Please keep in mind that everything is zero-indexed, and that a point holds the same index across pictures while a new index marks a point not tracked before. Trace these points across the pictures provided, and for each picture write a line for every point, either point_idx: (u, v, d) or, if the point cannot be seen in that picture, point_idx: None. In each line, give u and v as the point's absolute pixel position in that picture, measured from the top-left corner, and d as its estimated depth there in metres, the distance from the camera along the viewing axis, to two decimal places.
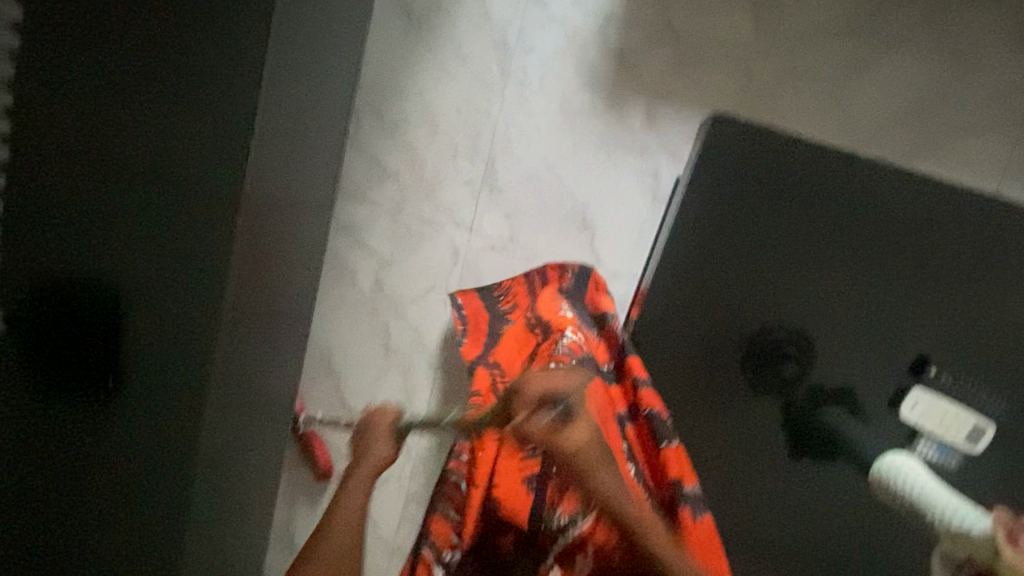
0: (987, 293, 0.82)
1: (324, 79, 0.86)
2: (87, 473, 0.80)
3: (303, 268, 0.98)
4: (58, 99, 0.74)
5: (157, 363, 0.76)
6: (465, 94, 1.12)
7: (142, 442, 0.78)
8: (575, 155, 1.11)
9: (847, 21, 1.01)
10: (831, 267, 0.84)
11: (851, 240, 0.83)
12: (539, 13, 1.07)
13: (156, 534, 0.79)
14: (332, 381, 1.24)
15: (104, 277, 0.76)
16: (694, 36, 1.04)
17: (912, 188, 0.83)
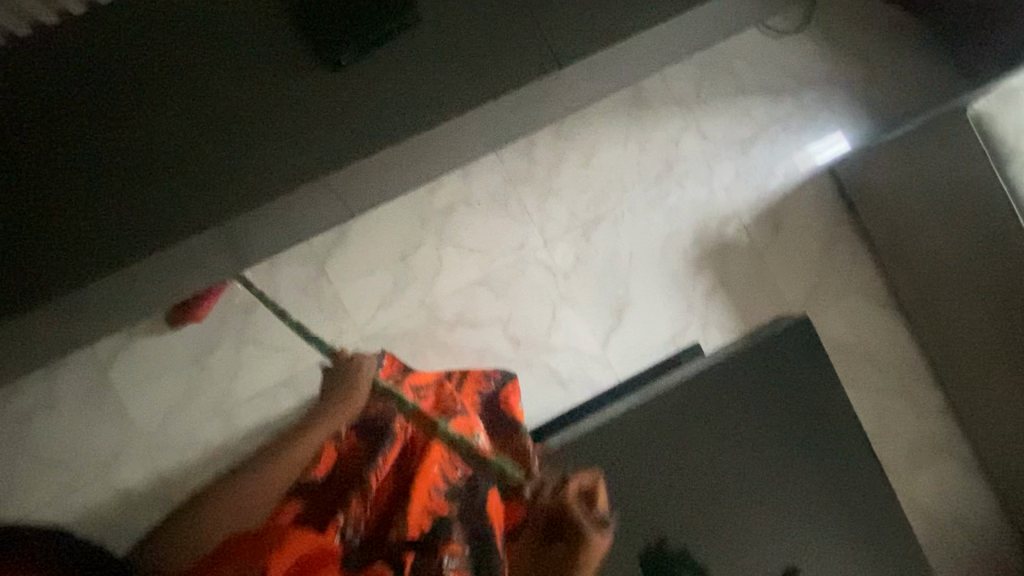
0: (851, 563, 1.04)
1: (579, 78, 1.03)
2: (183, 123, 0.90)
3: (444, 147, 1.02)
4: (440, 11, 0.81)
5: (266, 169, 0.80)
6: (623, 166, 1.34)
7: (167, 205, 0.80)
8: (651, 268, 1.33)
9: (851, 345, 1.39)
10: (770, 473, 1.03)
11: (795, 464, 1.04)
12: (705, 172, 1.37)
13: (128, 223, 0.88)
14: (336, 238, 1.21)
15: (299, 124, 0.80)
16: (770, 274, 1.37)
17: (851, 466, 1.06)
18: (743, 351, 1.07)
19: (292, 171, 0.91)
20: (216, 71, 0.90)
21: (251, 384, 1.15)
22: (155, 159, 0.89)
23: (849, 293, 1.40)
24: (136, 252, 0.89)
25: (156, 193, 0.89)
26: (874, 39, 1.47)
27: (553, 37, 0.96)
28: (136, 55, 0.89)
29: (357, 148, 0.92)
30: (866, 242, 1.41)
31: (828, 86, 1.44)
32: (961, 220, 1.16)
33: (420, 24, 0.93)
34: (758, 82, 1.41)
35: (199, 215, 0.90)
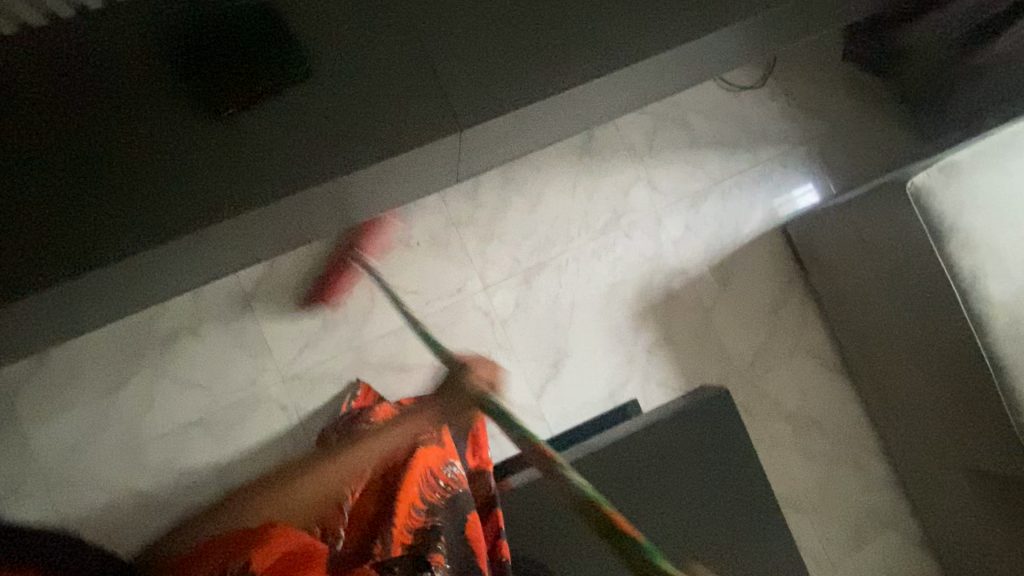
0: None
1: (508, 135, 1.01)
2: (56, 112, 0.78)
3: (369, 195, 1.00)
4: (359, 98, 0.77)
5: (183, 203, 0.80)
6: (568, 214, 1.32)
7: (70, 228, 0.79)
8: (592, 319, 1.29)
9: (796, 409, 1.35)
10: (690, 547, 0.99)
11: (713, 545, 0.99)
12: (653, 223, 1.35)
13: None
14: (264, 274, 1.18)
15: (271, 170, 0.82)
16: (715, 332, 1.33)
17: (773, 549, 1.01)
18: (672, 419, 1.02)
19: (192, 210, 0.81)
20: (104, 97, 0.79)
21: (163, 420, 1.11)
22: (29, 193, 0.78)
23: (797, 356, 1.36)
24: (7, 296, 0.78)
25: (32, 230, 0.78)
26: (835, 98, 1.46)
27: (479, 82, 0.88)
28: (13, 77, 0.78)
29: (261, 193, 0.82)
30: (816, 304, 1.38)
31: (785, 144, 1.43)
32: (903, 292, 1.13)
33: (334, 67, 0.84)
34: (714, 135, 1.40)
35: (84, 253, 0.79)
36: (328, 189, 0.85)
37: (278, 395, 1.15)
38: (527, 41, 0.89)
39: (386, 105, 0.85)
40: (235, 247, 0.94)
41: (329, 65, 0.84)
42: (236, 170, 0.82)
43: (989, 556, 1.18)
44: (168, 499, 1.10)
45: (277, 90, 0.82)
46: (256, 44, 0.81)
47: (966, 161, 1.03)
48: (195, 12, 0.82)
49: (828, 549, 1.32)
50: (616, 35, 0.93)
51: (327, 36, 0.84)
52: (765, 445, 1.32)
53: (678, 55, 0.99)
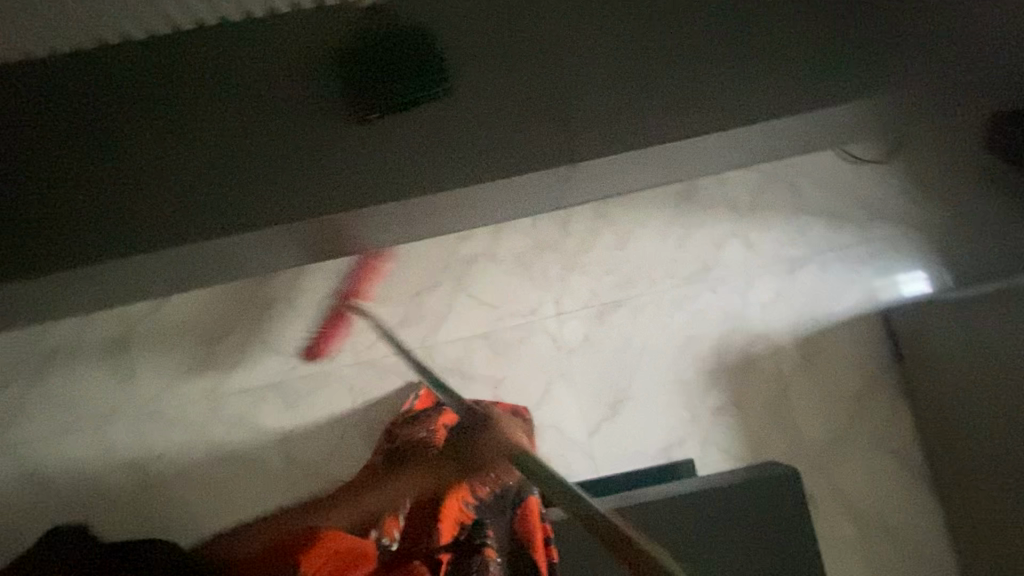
0: None
1: (613, 174, 1.03)
2: (197, 107, 0.89)
3: (471, 209, 1.05)
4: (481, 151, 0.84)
5: (281, 201, 0.89)
6: (655, 258, 1.30)
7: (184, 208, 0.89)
8: (660, 368, 1.27)
9: (867, 510, 1.24)
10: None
11: None
12: (742, 283, 1.30)
13: (120, 189, 0.89)
14: (360, 264, 1.27)
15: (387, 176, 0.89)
16: (790, 408, 1.26)
17: None
18: (733, 490, 0.96)
19: (310, 206, 0.90)
20: (257, 96, 0.89)
21: (246, 378, 1.22)
22: (183, 166, 0.89)
23: (879, 452, 1.25)
24: (144, 248, 0.88)
25: (179, 197, 0.89)
26: (967, 185, 1.35)
27: (598, 121, 0.91)
28: (198, 64, 0.89)
29: (376, 195, 0.89)
30: (909, 401, 1.27)
31: (902, 226, 1.34)
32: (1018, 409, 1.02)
33: (465, 89, 0.90)
34: (822, 205, 1.34)
35: (214, 225, 0.89)
36: (437, 198, 0.91)
37: (348, 376, 1.23)
38: (652, 88, 0.92)
39: (507, 128, 0.91)
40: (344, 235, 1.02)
41: (462, 91, 0.90)
42: (352, 173, 0.89)
43: None
44: (235, 451, 1.19)
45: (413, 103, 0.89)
46: (406, 59, 0.89)
47: None
48: (367, 21, 0.90)
49: None
50: (743, 94, 0.93)
51: (468, 59, 0.91)
52: (826, 541, 1.22)
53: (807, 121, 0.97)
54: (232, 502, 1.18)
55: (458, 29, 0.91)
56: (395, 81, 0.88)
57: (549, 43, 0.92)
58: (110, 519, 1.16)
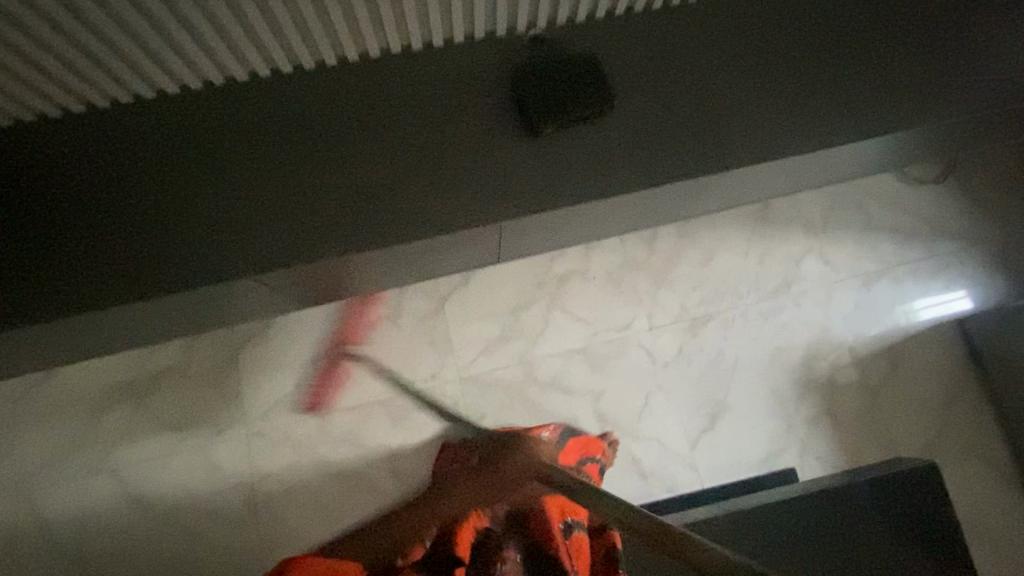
0: None
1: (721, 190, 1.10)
2: (309, 139, 0.96)
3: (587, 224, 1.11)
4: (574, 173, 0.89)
5: (383, 224, 0.93)
6: (738, 274, 1.36)
7: (288, 231, 0.94)
8: (752, 378, 1.30)
9: (965, 514, 1.25)
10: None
11: None
12: (821, 298, 1.36)
13: (231, 215, 0.95)
14: (460, 282, 1.31)
15: (524, 193, 0.92)
16: (880, 418, 1.29)
17: None
18: (867, 486, 0.97)
19: (446, 221, 0.93)
20: (367, 128, 0.96)
21: (354, 394, 1.23)
22: (333, 183, 0.95)
23: (970, 457, 1.28)
24: (289, 259, 0.94)
25: (326, 213, 0.94)
26: (1023, 206, 1.44)
27: (742, 140, 0.94)
28: (351, 92, 0.97)
29: (510, 208, 0.92)
30: (994, 410, 1.30)
31: (965, 241, 1.42)
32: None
33: (614, 110, 0.93)
34: (888, 222, 1.42)
35: (355, 239, 0.93)
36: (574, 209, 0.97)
37: (452, 393, 1.25)
38: None
39: None
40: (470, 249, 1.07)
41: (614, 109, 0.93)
42: (470, 194, 0.93)
43: None
44: (343, 468, 1.19)
45: (578, 112, 0.90)
46: (568, 76, 0.91)
47: None
48: (530, 48, 0.95)
49: None
50: (875, 115, 0.97)
51: (616, 82, 0.94)
52: None
53: (913, 144, 1.04)
54: (337, 522, 1.18)
55: (606, 57, 0.95)
56: (556, 94, 0.91)
57: (690, 68, 0.95)
58: (213, 540, 1.15)
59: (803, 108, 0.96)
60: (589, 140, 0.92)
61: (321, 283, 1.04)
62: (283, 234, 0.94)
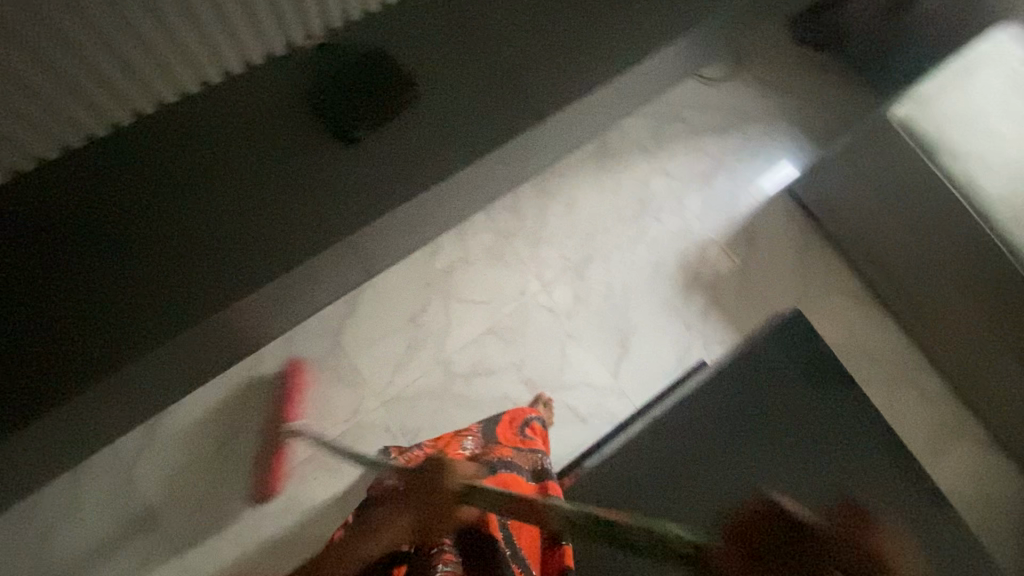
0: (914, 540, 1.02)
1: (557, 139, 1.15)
2: (92, 226, 0.82)
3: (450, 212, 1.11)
4: (404, 168, 0.90)
5: (216, 289, 0.82)
6: (601, 210, 1.46)
7: (102, 335, 0.80)
8: (644, 296, 1.41)
9: (844, 340, 1.46)
10: (819, 475, 1.03)
11: (830, 448, 1.05)
12: (675, 206, 1.50)
13: (20, 343, 0.78)
14: (347, 310, 1.27)
15: (362, 197, 0.88)
16: (755, 289, 1.46)
17: (885, 444, 1.07)
18: (759, 345, 1.09)
19: (321, 235, 0.86)
20: (161, 193, 0.84)
21: (278, 462, 1.16)
22: (183, 234, 0.83)
23: (831, 294, 1.49)
24: (171, 330, 0.81)
25: (190, 266, 0.83)
26: (800, 75, 1.67)
27: (552, 85, 0.98)
28: (140, 151, 0.85)
29: (357, 217, 0.87)
30: (835, 248, 1.52)
31: (770, 118, 1.62)
32: (924, 216, 1.28)
33: (424, 95, 0.92)
34: (705, 123, 1.59)
35: (239, 277, 0.83)
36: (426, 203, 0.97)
37: (379, 420, 1.22)
38: None
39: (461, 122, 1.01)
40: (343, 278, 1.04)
41: (424, 94, 0.92)
42: (306, 220, 0.86)
43: None
44: (295, 539, 1.12)
45: (390, 107, 0.89)
46: (365, 78, 0.88)
47: (933, 91, 1.23)
48: (317, 58, 0.90)
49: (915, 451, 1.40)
50: (656, 31, 1.05)
51: (416, 64, 0.94)
52: None
53: (696, 46, 1.15)
54: None
55: (399, 47, 0.93)
56: (360, 92, 0.87)
57: (483, 33, 0.96)
58: None
59: (592, 40, 1.02)
60: (411, 127, 0.91)
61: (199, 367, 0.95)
62: (98, 341, 0.79)
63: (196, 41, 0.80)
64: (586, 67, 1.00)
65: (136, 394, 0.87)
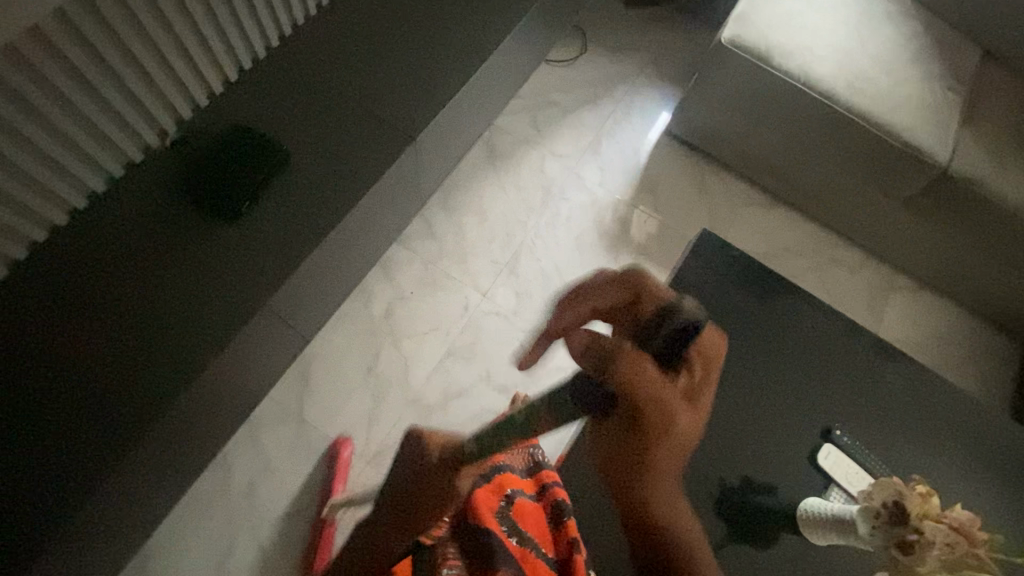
0: (878, 390, 1.10)
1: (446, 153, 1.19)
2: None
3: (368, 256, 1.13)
4: (301, 226, 0.91)
5: (153, 408, 0.78)
6: (511, 207, 1.51)
7: (41, 504, 0.72)
8: (578, 270, 1.46)
9: (765, 244, 1.57)
10: (781, 366, 1.10)
11: (780, 338, 1.13)
12: (576, 181, 1.58)
13: None
14: (301, 385, 1.25)
15: (270, 266, 0.88)
16: (673, 229, 1.55)
17: (823, 316, 1.16)
18: (687, 271, 1.16)
19: (241, 317, 0.85)
20: (63, 338, 0.79)
21: (281, 557, 1.11)
22: (100, 363, 0.79)
23: (738, 210, 1.60)
24: (118, 455, 0.75)
25: (118, 388, 0.78)
26: (642, 32, 1.81)
27: (416, 105, 1.02)
28: (24, 304, 0.79)
29: (269, 286, 0.87)
30: (727, 170, 1.65)
31: (630, 77, 1.74)
32: (783, 114, 1.41)
33: (298, 155, 0.95)
34: (576, 99, 1.68)
35: (176, 379, 0.80)
36: (338, 254, 0.98)
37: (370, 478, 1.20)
38: None
39: None
40: (285, 352, 1.03)
41: (297, 152, 0.95)
42: (223, 308, 0.84)
43: (966, 259, 1.43)
44: None
45: (268, 175, 0.90)
46: (234, 156, 0.89)
47: (747, 8, 1.37)
48: (181, 152, 0.90)
49: (860, 318, 1.51)
50: (494, 28, 1.11)
51: (280, 128, 0.95)
52: None
53: (534, 32, 1.24)
54: None
55: (260, 120, 0.95)
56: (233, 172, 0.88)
57: (336, 81, 1.00)
58: None
59: (438, 54, 1.07)
60: (295, 187, 0.93)
61: (164, 492, 0.91)
62: (36, 513, 0.72)
63: (61, 181, 0.76)
64: (441, 81, 1.05)
65: (97, 540, 0.80)
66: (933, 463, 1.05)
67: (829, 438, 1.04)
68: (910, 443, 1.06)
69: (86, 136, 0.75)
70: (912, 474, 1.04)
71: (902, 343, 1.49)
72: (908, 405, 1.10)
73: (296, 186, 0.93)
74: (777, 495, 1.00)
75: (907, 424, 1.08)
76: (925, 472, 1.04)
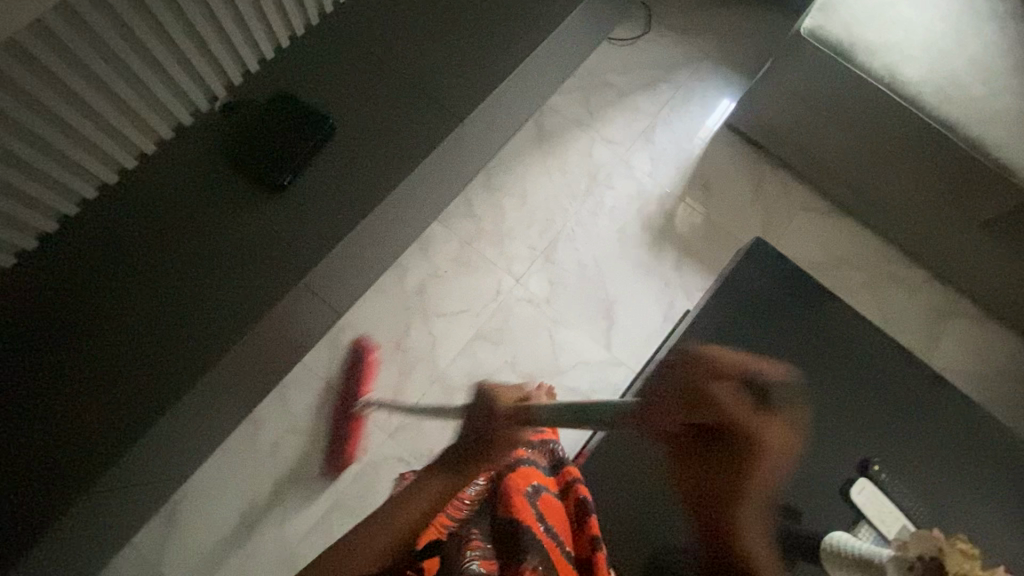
0: (925, 428, 1.04)
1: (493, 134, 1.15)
2: (42, 346, 0.78)
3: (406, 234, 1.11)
4: (341, 202, 0.90)
5: (188, 371, 0.80)
6: (554, 192, 1.46)
7: (82, 451, 0.76)
8: (617, 264, 1.42)
9: (818, 254, 1.48)
10: (822, 391, 1.05)
11: (825, 361, 1.07)
12: (624, 169, 1.51)
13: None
14: (331, 353, 1.27)
15: (307, 241, 0.87)
16: (722, 229, 1.48)
17: (876, 343, 1.08)
18: (732, 280, 1.10)
19: (276, 289, 0.85)
20: (108, 295, 0.81)
21: (300, 514, 1.16)
22: (141, 322, 0.81)
23: (795, 215, 1.51)
24: (152, 413, 0.78)
25: (157, 348, 0.81)
26: (713, 13, 1.69)
27: (467, 84, 0.98)
28: (74, 258, 0.81)
29: (305, 260, 0.86)
30: (788, 171, 1.54)
31: (694, 61, 1.64)
32: (859, 118, 1.30)
33: (344, 128, 0.93)
34: (634, 82, 1.60)
35: (211, 344, 0.82)
36: (376, 233, 0.97)
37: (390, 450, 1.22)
38: None
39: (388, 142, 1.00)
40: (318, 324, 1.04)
41: (342, 125, 0.92)
42: (259, 278, 0.85)
43: None
44: None
45: (312, 148, 0.89)
46: (280, 125, 0.88)
47: None
48: (229, 117, 0.89)
49: (912, 343, 1.42)
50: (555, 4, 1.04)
51: (327, 99, 0.93)
52: None
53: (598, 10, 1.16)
54: None
55: (309, 88, 0.93)
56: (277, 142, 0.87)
57: (388, 53, 0.97)
58: None
59: (495, 31, 1.02)
60: (339, 161, 0.91)
61: (196, 446, 0.95)
62: (77, 458, 0.76)
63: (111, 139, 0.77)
64: (495, 61, 1.00)
65: (132, 487, 0.84)
66: (974, 511, 0.99)
67: (864, 472, 0.99)
68: (952, 487, 1.00)
69: (137, 95, 0.75)
70: (948, 519, 0.98)
71: (954, 375, 1.40)
72: (956, 447, 1.03)
73: (339, 160, 0.91)
74: (800, 522, 0.97)
75: (951, 467, 1.01)
76: (964, 517, 0.99)
